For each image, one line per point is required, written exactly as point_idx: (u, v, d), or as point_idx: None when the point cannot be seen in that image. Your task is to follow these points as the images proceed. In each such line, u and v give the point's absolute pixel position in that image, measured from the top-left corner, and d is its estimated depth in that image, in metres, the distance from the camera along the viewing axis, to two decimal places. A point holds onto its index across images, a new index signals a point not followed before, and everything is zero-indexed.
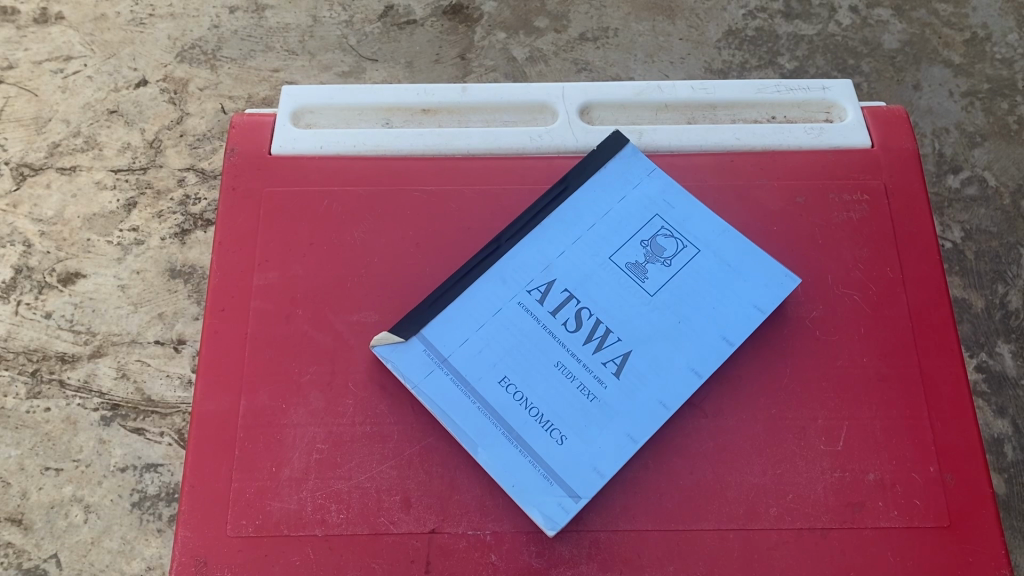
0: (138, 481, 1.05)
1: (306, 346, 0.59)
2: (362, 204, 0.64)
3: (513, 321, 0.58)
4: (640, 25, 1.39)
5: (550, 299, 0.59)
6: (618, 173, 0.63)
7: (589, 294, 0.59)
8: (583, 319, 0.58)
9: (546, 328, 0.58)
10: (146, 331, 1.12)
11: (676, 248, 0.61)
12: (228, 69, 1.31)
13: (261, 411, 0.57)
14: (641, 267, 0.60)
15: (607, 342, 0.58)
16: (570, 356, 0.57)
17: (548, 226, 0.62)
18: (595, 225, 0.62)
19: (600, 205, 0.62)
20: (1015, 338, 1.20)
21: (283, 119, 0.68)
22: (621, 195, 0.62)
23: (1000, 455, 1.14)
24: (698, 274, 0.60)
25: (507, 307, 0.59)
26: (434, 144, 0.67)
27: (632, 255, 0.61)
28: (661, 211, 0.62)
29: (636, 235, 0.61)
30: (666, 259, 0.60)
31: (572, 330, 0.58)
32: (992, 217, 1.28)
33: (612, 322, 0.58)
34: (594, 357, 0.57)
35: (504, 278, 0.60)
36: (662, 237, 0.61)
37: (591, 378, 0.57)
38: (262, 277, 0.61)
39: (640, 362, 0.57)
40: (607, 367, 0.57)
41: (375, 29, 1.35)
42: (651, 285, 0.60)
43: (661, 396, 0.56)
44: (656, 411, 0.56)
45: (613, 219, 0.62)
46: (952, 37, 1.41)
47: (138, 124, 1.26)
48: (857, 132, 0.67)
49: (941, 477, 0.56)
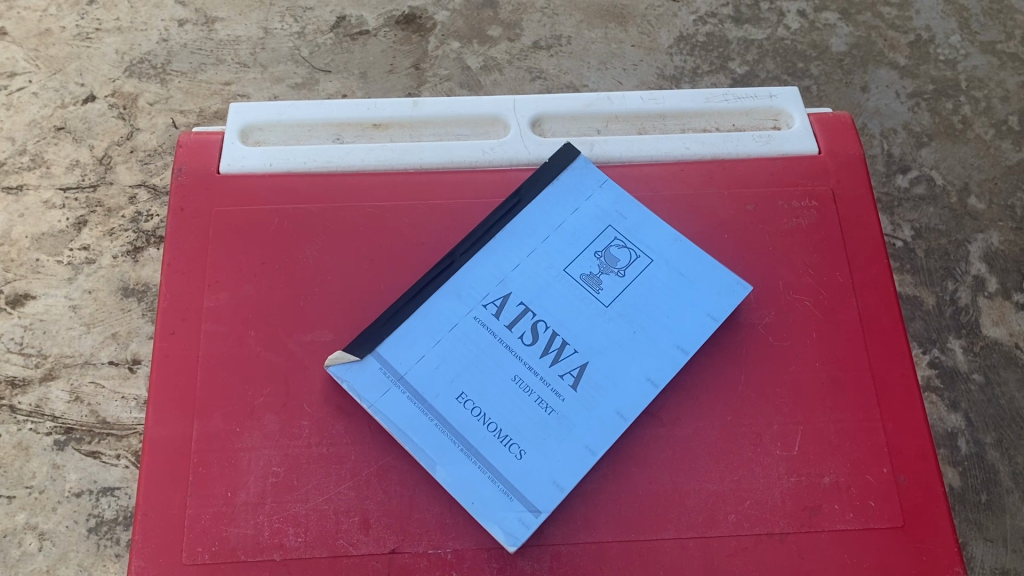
0: (95, 505, 1.03)
1: (259, 367, 0.58)
2: (314, 221, 0.63)
3: (470, 336, 0.58)
4: (593, 32, 1.40)
5: (505, 312, 0.59)
6: (571, 185, 0.63)
7: (544, 307, 0.59)
8: (539, 332, 0.58)
9: (503, 342, 0.58)
10: (100, 352, 1.10)
11: (630, 259, 0.61)
12: (178, 83, 1.29)
13: (216, 435, 0.57)
14: (595, 278, 0.60)
15: (564, 354, 0.58)
16: (527, 370, 0.57)
17: (502, 239, 0.61)
18: (550, 237, 0.62)
19: (554, 216, 0.62)
20: (965, 333, 1.24)
21: (232, 136, 0.67)
22: (574, 207, 0.63)
23: (954, 449, 1.17)
24: (652, 282, 0.60)
25: (464, 322, 0.59)
26: (386, 159, 0.66)
27: (587, 266, 0.61)
28: (614, 222, 0.62)
29: (590, 246, 0.61)
30: (620, 270, 0.61)
31: (530, 344, 0.58)
32: (940, 215, 1.31)
33: (568, 334, 0.58)
34: (551, 369, 0.57)
35: (460, 293, 0.59)
36: (615, 247, 0.61)
37: (549, 391, 0.57)
38: (213, 299, 0.61)
39: (596, 373, 0.57)
40: (563, 379, 0.57)
41: (328, 40, 1.35)
42: (605, 296, 0.60)
43: (617, 406, 0.56)
44: (613, 421, 0.56)
45: (567, 231, 0.62)
46: (897, 39, 1.44)
47: (86, 141, 1.23)
48: (804, 139, 0.68)
49: (894, 479, 0.57)
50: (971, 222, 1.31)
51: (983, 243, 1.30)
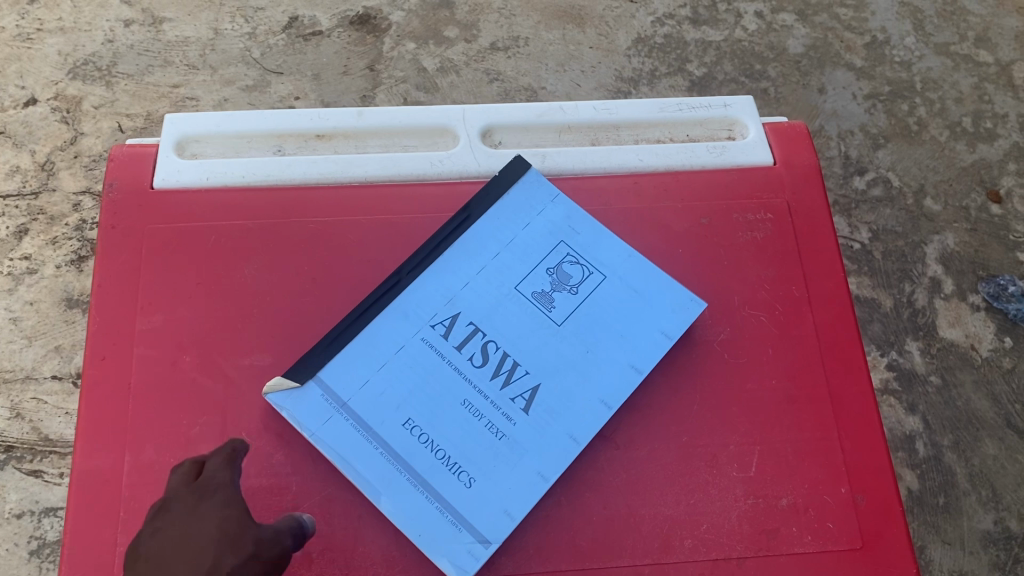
0: (37, 527, 0.99)
1: (195, 394, 0.56)
2: (253, 239, 0.61)
3: (418, 359, 0.56)
4: (550, 34, 1.38)
5: (454, 333, 0.57)
6: (522, 199, 0.61)
7: (494, 327, 0.57)
8: (489, 354, 0.56)
9: (452, 364, 0.56)
10: (42, 366, 1.06)
11: (583, 276, 0.59)
12: (124, 86, 1.25)
13: (148, 467, 0.54)
14: (547, 296, 0.58)
15: (515, 376, 0.56)
16: (477, 394, 0.55)
17: (450, 256, 0.59)
18: (500, 254, 0.60)
19: (504, 232, 0.60)
20: (922, 335, 1.24)
21: (166, 149, 0.64)
22: (525, 221, 0.61)
23: (912, 452, 1.17)
24: (605, 300, 0.59)
25: (411, 345, 0.56)
26: (329, 172, 0.64)
27: (539, 284, 0.59)
28: (567, 237, 0.60)
29: (542, 262, 0.60)
30: (573, 286, 0.59)
31: (479, 366, 0.56)
32: (897, 217, 1.31)
33: (519, 355, 0.56)
34: (501, 392, 0.55)
35: (406, 314, 0.57)
36: (567, 263, 0.59)
37: (500, 415, 0.55)
38: (146, 322, 0.58)
39: (548, 395, 0.56)
40: (515, 402, 0.55)
41: (280, 41, 1.32)
42: (558, 314, 0.58)
43: (570, 429, 0.55)
44: (566, 444, 0.54)
45: (518, 247, 0.60)
46: (853, 41, 1.44)
47: (27, 146, 1.19)
48: (759, 150, 0.66)
49: (852, 499, 0.56)
50: (927, 224, 1.31)
51: (940, 245, 1.30)
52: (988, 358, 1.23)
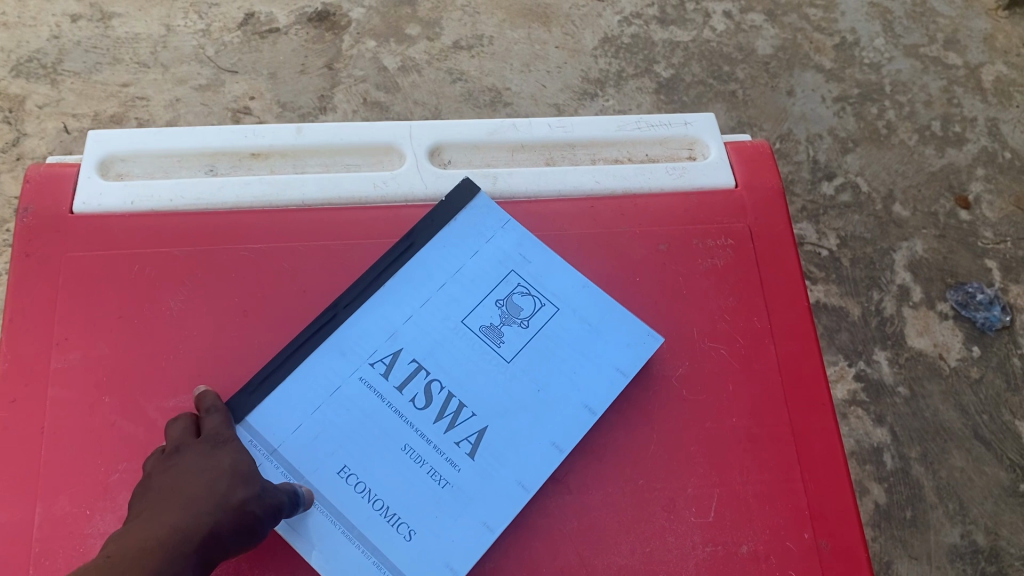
0: None
1: (114, 439, 0.51)
2: (181, 267, 0.56)
3: (356, 401, 0.52)
4: (515, 32, 1.34)
5: (395, 373, 0.53)
6: (468, 226, 0.58)
7: (439, 365, 0.54)
8: (433, 395, 0.53)
9: (393, 407, 0.52)
10: None
11: (534, 308, 0.56)
12: (70, 84, 1.20)
13: (61, 520, 0.49)
14: (496, 330, 0.55)
15: (460, 418, 0.52)
16: (419, 438, 0.52)
17: (392, 287, 0.55)
18: (446, 285, 0.56)
19: (451, 261, 0.57)
20: (891, 344, 1.22)
21: (88, 169, 0.59)
22: (474, 249, 0.57)
23: (880, 464, 1.15)
24: (558, 334, 0.55)
25: (348, 386, 0.53)
26: (265, 194, 0.59)
27: (487, 317, 0.55)
28: (517, 267, 0.57)
29: (491, 294, 0.56)
30: (523, 320, 0.55)
31: (422, 408, 0.52)
32: (866, 223, 1.29)
33: (465, 396, 0.53)
34: (445, 437, 0.52)
35: (345, 351, 0.53)
36: (518, 295, 0.56)
37: (443, 462, 0.51)
38: (61, 359, 0.53)
39: (496, 438, 0.52)
40: (459, 447, 0.52)
41: (234, 38, 1.27)
42: (507, 351, 0.54)
43: (519, 475, 0.51)
44: (514, 492, 0.51)
45: (465, 277, 0.56)
46: (823, 42, 1.42)
47: None
48: (720, 171, 0.63)
49: (816, 545, 0.53)
50: (896, 230, 1.29)
51: (908, 252, 1.28)
52: (956, 367, 1.22)
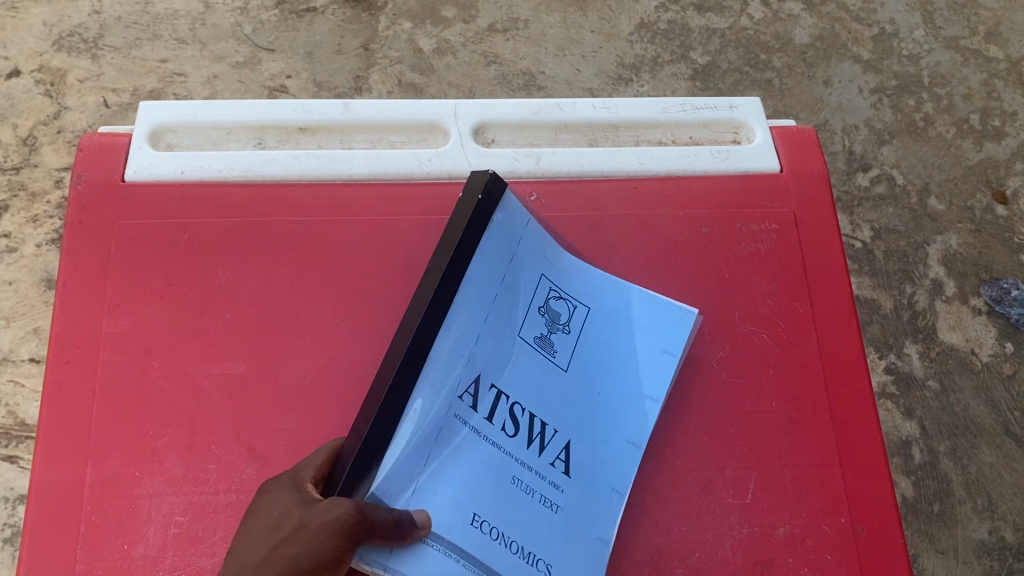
0: (11, 514, 0.96)
1: (163, 403, 0.52)
2: (230, 238, 0.57)
3: (454, 442, 0.45)
4: (551, 16, 1.34)
5: (480, 403, 0.47)
6: (510, 222, 0.49)
7: (512, 384, 0.49)
8: (518, 418, 0.48)
9: (491, 441, 0.47)
10: (20, 349, 1.03)
11: (571, 309, 0.52)
12: (111, 59, 1.21)
13: (112, 480, 0.50)
14: (548, 340, 0.51)
15: (546, 438, 0.49)
16: (521, 465, 0.48)
17: (465, 305, 0.46)
18: (504, 293, 0.48)
19: (501, 265, 0.48)
20: (922, 338, 1.21)
21: (140, 139, 0.60)
22: (516, 249, 0.49)
23: (908, 458, 1.15)
24: (598, 337, 0.53)
25: (444, 427, 0.44)
26: (312, 168, 0.60)
27: (537, 326, 0.50)
28: (546, 270, 0.52)
29: (534, 301, 0.50)
30: (566, 324, 0.52)
31: (514, 435, 0.48)
32: (900, 216, 1.28)
33: (542, 413, 0.49)
34: (542, 460, 0.49)
35: (438, 390, 0.44)
36: (554, 299, 0.51)
37: (551, 486, 0.48)
38: (113, 324, 0.54)
39: (581, 454, 0.50)
40: (556, 467, 0.49)
41: (272, 17, 1.28)
42: (563, 359, 0.51)
43: (610, 481, 0.51)
44: (612, 501, 0.51)
45: (515, 283, 0.49)
46: (861, 32, 1.40)
47: (9, 119, 1.15)
48: (765, 156, 0.63)
49: (852, 529, 0.53)
50: (930, 223, 1.28)
51: (942, 246, 1.27)
52: (988, 363, 1.21)
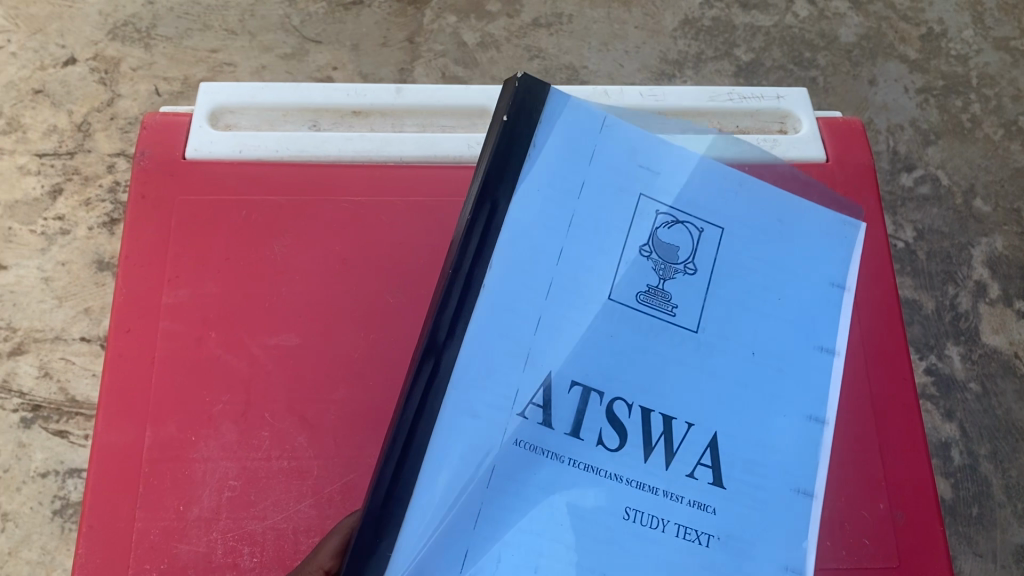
0: (61, 487, 1.00)
1: (219, 372, 0.54)
2: (285, 214, 0.59)
3: (523, 475, 0.36)
4: (595, 12, 1.34)
5: (558, 411, 0.37)
6: (562, 160, 0.39)
7: (610, 372, 0.38)
8: (624, 420, 0.37)
9: (582, 466, 0.36)
10: (72, 328, 1.06)
11: (696, 243, 0.40)
12: (163, 48, 1.24)
13: (169, 444, 0.52)
14: (661, 291, 0.39)
15: (676, 439, 0.38)
16: (633, 488, 0.37)
17: (497, 285, 0.38)
18: (564, 260, 0.38)
19: (555, 213, 0.39)
20: (964, 340, 1.20)
21: (200, 119, 0.62)
22: (578, 183, 0.39)
23: (947, 460, 1.14)
24: (751, 275, 0.41)
25: (499, 456, 0.36)
26: (365, 149, 0.62)
27: (644, 281, 0.39)
28: (645, 186, 0.40)
29: (632, 239, 0.39)
30: (690, 263, 0.40)
31: (619, 449, 0.37)
32: (945, 217, 1.27)
33: (666, 404, 0.38)
34: (673, 474, 0.37)
35: (471, 413, 0.36)
36: (667, 227, 0.39)
37: (690, 510, 0.37)
38: (173, 295, 0.56)
39: (739, 447, 0.39)
40: (697, 481, 0.38)
41: (320, 9, 1.29)
42: (690, 319, 0.39)
43: (793, 482, 0.39)
44: (798, 502, 0.39)
45: (586, 227, 0.39)
46: (908, 32, 1.39)
47: (65, 106, 1.19)
48: (812, 146, 0.64)
49: (892, 515, 0.53)
50: (975, 225, 1.27)
51: (987, 248, 1.26)
52: None
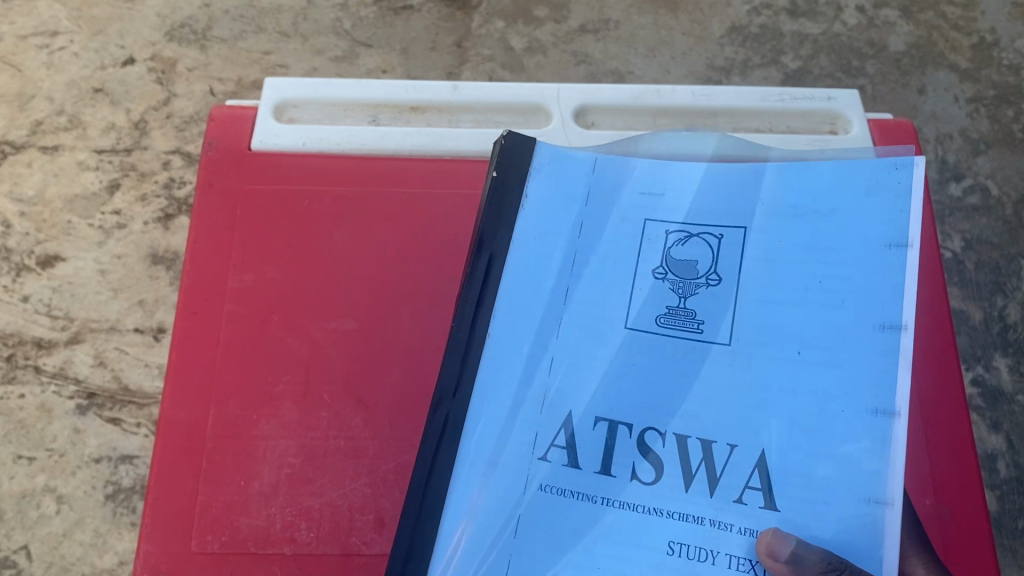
0: (113, 472, 1.02)
1: (281, 354, 0.56)
2: (346, 205, 0.60)
3: (556, 513, 0.43)
4: (642, 18, 1.35)
5: (582, 449, 0.44)
6: (559, 215, 0.49)
7: (634, 405, 0.44)
8: (652, 449, 0.43)
9: (614, 499, 0.42)
10: (126, 319, 1.09)
11: (711, 265, 0.46)
12: (218, 50, 1.27)
13: (232, 421, 0.54)
14: (681, 313, 0.46)
15: (717, 466, 0.42)
16: (673, 518, 0.41)
17: (509, 327, 0.47)
18: (568, 314, 0.47)
19: (562, 251, 0.48)
20: (1013, 351, 1.18)
21: (265, 112, 0.64)
22: (579, 223, 0.49)
23: (993, 472, 1.13)
24: (777, 290, 0.45)
25: (530, 503, 0.43)
26: (423, 144, 0.63)
27: (660, 305, 0.46)
28: (650, 215, 0.49)
29: (644, 269, 0.47)
30: (710, 278, 0.46)
31: (650, 479, 0.42)
32: (993, 228, 1.25)
33: (694, 427, 0.43)
34: (717, 500, 0.41)
35: (495, 462, 0.44)
36: (678, 250, 0.47)
37: (737, 536, 0.40)
38: (238, 280, 0.58)
39: (785, 451, 0.42)
40: (747, 505, 0.41)
41: (371, 13, 1.32)
42: (719, 335, 0.45)
43: (862, 490, 0.40)
44: (869, 513, 0.40)
45: (596, 267, 0.48)
46: (959, 41, 1.37)
47: (123, 104, 1.22)
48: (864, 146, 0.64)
49: (938, 512, 0.54)
50: None
51: None
52: None
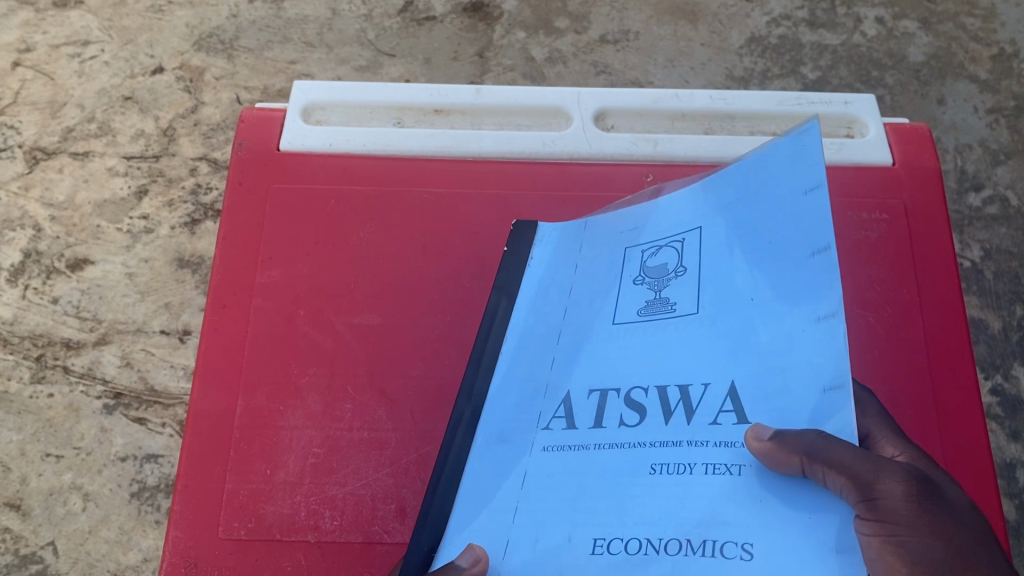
0: (139, 471, 1.04)
1: (305, 345, 0.58)
2: (370, 203, 0.62)
3: (555, 467, 0.43)
4: (662, 29, 1.37)
5: (579, 416, 0.45)
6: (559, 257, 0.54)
7: (620, 374, 0.45)
8: (637, 401, 0.43)
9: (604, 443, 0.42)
10: (152, 321, 1.11)
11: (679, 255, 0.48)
12: (245, 59, 1.30)
13: (258, 411, 0.56)
14: (659, 300, 0.47)
15: (694, 400, 0.41)
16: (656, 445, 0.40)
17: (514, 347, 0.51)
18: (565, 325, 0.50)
19: (561, 283, 0.53)
20: None
21: (294, 114, 0.66)
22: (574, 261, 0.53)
23: (1012, 481, 1.12)
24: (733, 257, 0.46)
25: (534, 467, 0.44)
26: (446, 145, 0.65)
27: (641, 298, 0.48)
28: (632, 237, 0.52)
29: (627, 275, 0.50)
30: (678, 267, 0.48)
31: (635, 422, 0.42)
32: (1012, 237, 1.25)
33: (666, 377, 0.43)
34: (694, 425, 0.40)
35: (507, 444, 0.46)
36: (654, 255, 0.49)
37: (715, 449, 0.38)
38: (264, 274, 0.60)
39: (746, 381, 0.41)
40: (722, 425, 0.39)
41: (394, 24, 1.34)
42: (685, 308, 0.46)
43: (817, 381, 0.38)
44: (827, 400, 0.37)
45: (587, 285, 0.51)
46: (979, 52, 1.38)
47: (152, 112, 1.25)
48: (879, 150, 0.65)
49: None
50: None
51: None
52: None
